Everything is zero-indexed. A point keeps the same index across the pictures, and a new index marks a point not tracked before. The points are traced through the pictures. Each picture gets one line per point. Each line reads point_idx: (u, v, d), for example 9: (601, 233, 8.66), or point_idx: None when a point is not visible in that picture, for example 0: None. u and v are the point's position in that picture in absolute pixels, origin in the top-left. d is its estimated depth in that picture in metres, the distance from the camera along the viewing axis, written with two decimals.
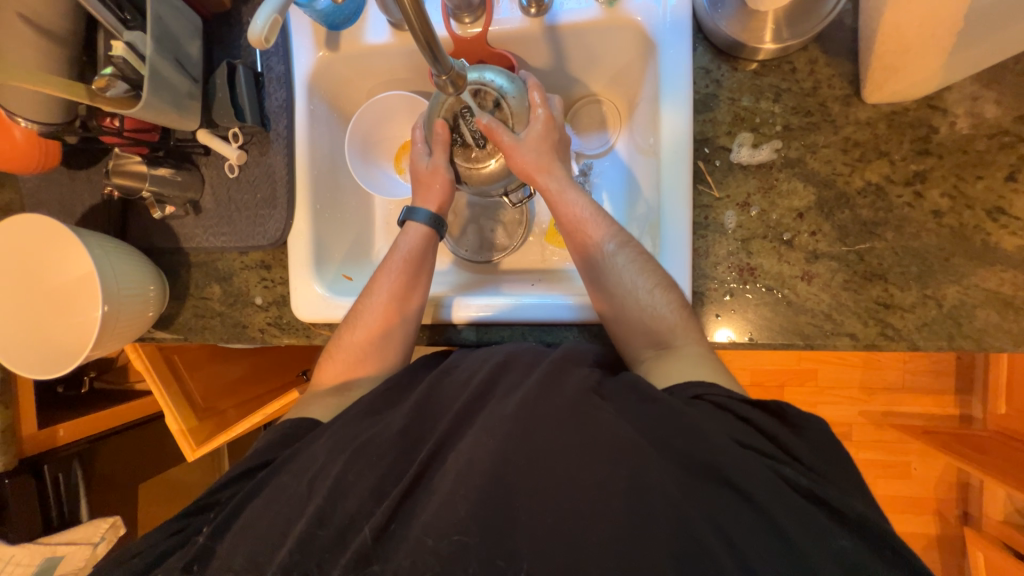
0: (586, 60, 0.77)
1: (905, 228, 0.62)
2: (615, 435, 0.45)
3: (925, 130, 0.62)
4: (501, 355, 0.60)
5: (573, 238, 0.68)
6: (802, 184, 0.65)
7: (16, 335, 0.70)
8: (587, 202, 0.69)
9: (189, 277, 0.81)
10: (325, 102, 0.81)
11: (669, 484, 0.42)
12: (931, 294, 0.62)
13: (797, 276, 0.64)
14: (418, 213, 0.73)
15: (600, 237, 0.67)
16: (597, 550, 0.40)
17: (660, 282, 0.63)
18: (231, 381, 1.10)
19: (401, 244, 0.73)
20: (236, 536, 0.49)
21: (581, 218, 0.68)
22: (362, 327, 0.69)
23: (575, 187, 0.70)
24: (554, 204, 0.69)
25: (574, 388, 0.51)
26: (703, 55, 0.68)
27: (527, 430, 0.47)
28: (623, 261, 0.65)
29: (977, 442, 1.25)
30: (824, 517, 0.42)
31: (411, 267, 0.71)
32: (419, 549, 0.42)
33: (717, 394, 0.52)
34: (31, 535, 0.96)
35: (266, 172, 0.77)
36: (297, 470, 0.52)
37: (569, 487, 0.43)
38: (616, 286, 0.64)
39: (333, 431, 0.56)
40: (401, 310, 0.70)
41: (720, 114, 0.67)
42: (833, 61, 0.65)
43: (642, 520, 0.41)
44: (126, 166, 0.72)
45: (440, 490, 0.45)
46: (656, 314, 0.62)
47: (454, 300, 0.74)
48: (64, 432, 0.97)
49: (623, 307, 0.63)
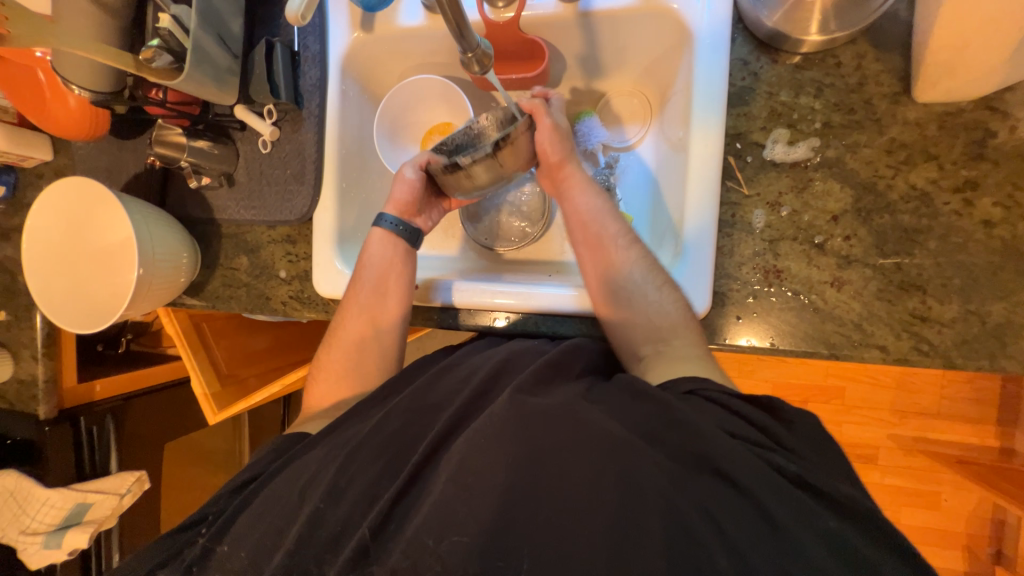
0: (619, 48, 0.75)
1: (950, 237, 0.58)
2: (609, 434, 0.45)
3: (981, 133, 0.58)
4: (498, 358, 0.60)
5: (578, 233, 0.69)
6: (839, 185, 0.61)
7: (64, 293, 0.75)
8: (602, 198, 0.70)
9: (220, 248, 0.84)
10: (358, 83, 0.82)
11: (668, 490, 0.41)
12: (974, 309, 0.58)
13: (826, 282, 0.61)
14: (385, 219, 0.75)
15: (612, 230, 0.68)
16: (597, 555, 0.39)
17: (664, 281, 0.64)
18: (254, 351, 1.14)
19: (369, 259, 0.73)
20: (241, 532, 0.51)
21: (594, 213, 0.69)
22: (337, 347, 0.72)
23: (593, 184, 0.71)
24: (570, 194, 0.70)
25: (561, 395, 0.50)
26: (742, 46, 0.66)
27: (524, 426, 0.46)
28: (631, 257, 0.66)
29: (1017, 476, 1.17)
30: (852, 536, 0.40)
31: (377, 286, 0.72)
32: (418, 549, 0.42)
33: (709, 390, 0.51)
34: (65, 480, 1.02)
35: (297, 150, 0.79)
36: (291, 475, 0.54)
37: (567, 483, 0.43)
38: (624, 279, 0.65)
39: (329, 440, 0.57)
40: (371, 328, 0.72)
41: (756, 108, 0.65)
42: (883, 56, 0.61)
43: (645, 527, 0.40)
44: (167, 137, 0.74)
45: (437, 487, 0.46)
46: (661, 312, 0.62)
47: (454, 285, 0.75)
48: (100, 387, 1.04)
49: (628, 302, 0.64)
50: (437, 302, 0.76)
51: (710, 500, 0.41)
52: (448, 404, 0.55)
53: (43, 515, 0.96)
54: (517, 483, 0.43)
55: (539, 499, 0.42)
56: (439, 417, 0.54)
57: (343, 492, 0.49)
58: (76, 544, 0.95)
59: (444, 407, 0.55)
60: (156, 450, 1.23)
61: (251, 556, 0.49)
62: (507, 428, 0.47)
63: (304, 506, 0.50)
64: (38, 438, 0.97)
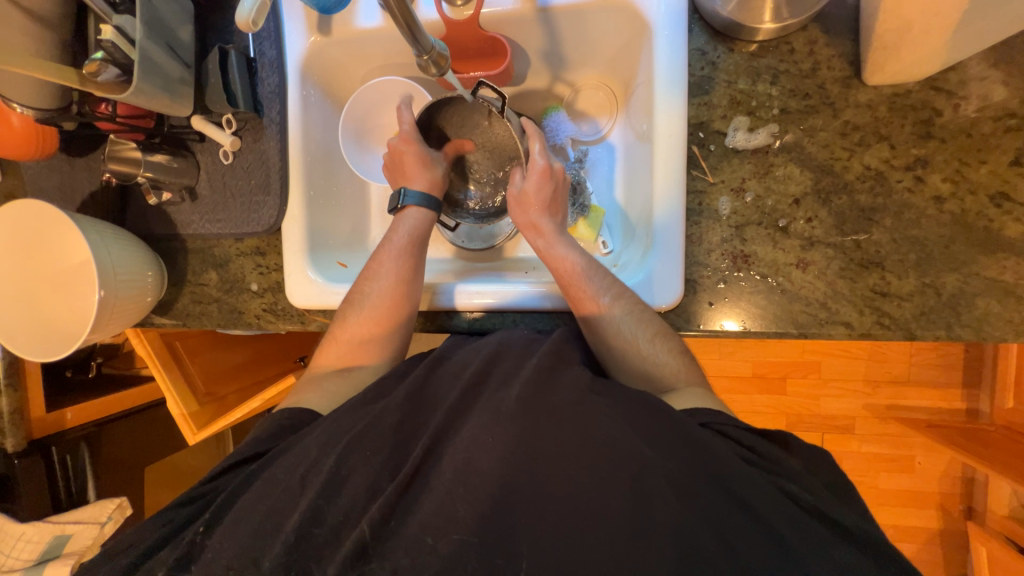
0: (580, 41, 0.76)
1: (905, 214, 0.61)
2: (595, 430, 0.46)
3: (928, 113, 0.60)
4: (492, 346, 0.62)
5: (566, 291, 0.65)
6: (798, 169, 0.63)
7: (20, 321, 0.71)
8: (579, 254, 0.67)
9: (187, 263, 0.82)
10: (319, 89, 0.80)
11: (666, 484, 0.43)
12: (930, 282, 0.60)
13: (792, 264, 0.63)
14: (408, 196, 0.74)
15: (594, 291, 0.64)
16: (598, 547, 0.41)
17: (660, 331, 0.62)
18: (231, 367, 1.11)
19: (402, 226, 0.74)
20: (222, 538, 0.50)
21: (574, 271, 0.66)
22: (367, 309, 0.69)
23: (567, 241, 0.69)
24: (545, 260, 0.68)
25: (557, 391, 0.51)
26: (699, 36, 0.67)
27: (529, 424, 0.47)
28: (621, 313, 0.63)
29: (982, 435, 1.23)
30: (825, 528, 0.43)
31: (413, 249, 0.72)
32: (419, 547, 0.43)
33: (722, 424, 0.51)
34: (40, 514, 0.99)
35: (260, 159, 0.77)
36: (291, 463, 0.53)
37: (559, 479, 0.44)
38: (614, 339, 0.63)
39: (327, 424, 0.56)
40: (406, 294, 0.70)
41: (716, 97, 0.66)
42: (833, 41, 0.63)
43: (640, 520, 0.41)
44: (121, 152, 0.72)
45: (439, 484, 0.46)
46: (657, 362, 0.61)
47: (443, 288, 0.74)
48: (72, 415, 1.01)
49: (620, 347, 0.62)
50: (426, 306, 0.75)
51: (697, 490, 0.43)
52: (431, 404, 0.55)
53: (20, 550, 0.94)
54: (517, 474, 0.45)
55: (536, 497, 0.43)
56: (426, 420, 0.54)
57: (342, 485, 0.49)
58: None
59: (429, 409, 0.55)
60: (135, 475, 1.18)
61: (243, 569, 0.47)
62: (505, 424, 0.48)
63: (303, 495, 0.49)
64: (9, 471, 0.94)
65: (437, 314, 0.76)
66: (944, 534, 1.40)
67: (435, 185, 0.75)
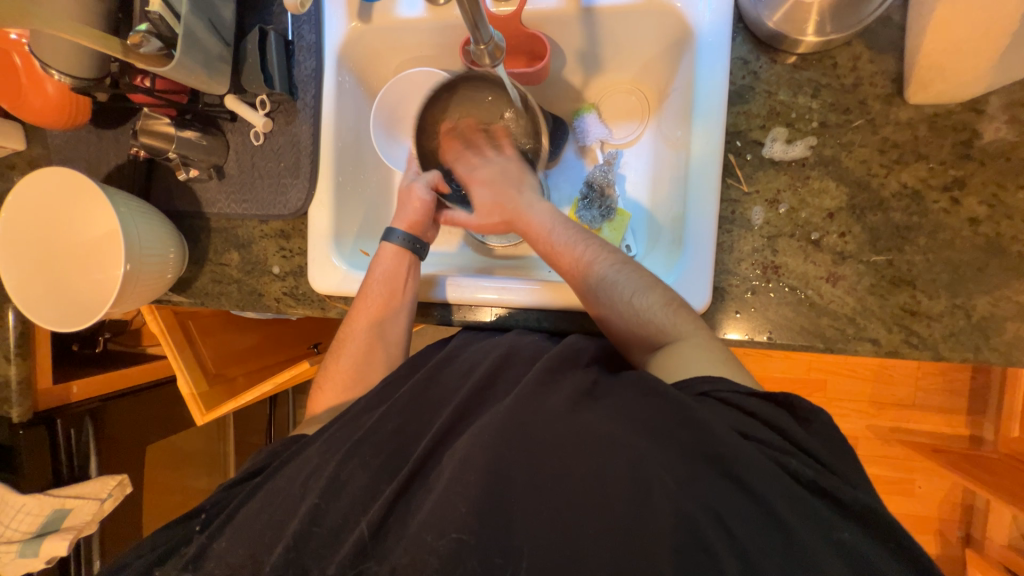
0: (619, 44, 0.76)
1: (939, 234, 0.61)
2: (598, 432, 0.45)
3: (968, 134, 0.60)
4: (503, 348, 0.61)
5: (550, 262, 0.68)
6: (834, 183, 0.63)
7: (41, 293, 0.70)
8: (555, 222, 0.70)
9: (209, 242, 0.81)
10: (354, 75, 0.80)
11: (667, 477, 0.42)
12: (960, 303, 0.60)
13: (822, 277, 0.63)
14: (395, 233, 0.74)
15: (577, 253, 0.66)
16: (596, 544, 0.40)
17: (648, 281, 0.62)
18: (241, 350, 1.11)
19: (377, 269, 0.72)
20: (229, 539, 0.50)
21: (549, 241, 0.69)
22: (347, 355, 0.72)
23: (544, 209, 0.72)
24: (526, 235, 0.71)
25: (569, 389, 0.51)
26: (742, 45, 0.67)
27: (536, 421, 0.47)
28: (606, 268, 0.64)
29: (986, 463, 1.22)
30: (851, 527, 0.42)
31: (388, 295, 0.71)
32: (418, 545, 0.43)
33: (721, 390, 0.49)
34: (41, 487, 0.97)
35: (291, 142, 0.77)
36: (293, 470, 0.53)
37: (571, 483, 0.43)
38: (606, 295, 0.62)
39: (327, 434, 0.56)
40: (382, 335, 0.72)
41: (755, 107, 0.66)
42: (877, 58, 0.63)
43: (643, 516, 0.41)
44: (154, 126, 0.71)
45: (437, 486, 0.46)
46: (652, 319, 0.60)
47: (448, 280, 0.73)
48: (77, 390, 0.99)
49: (609, 302, 0.62)
50: (437, 299, 0.74)
51: (706, 486, 0.42)
52: (448, 402, 0.55)
53: (19, 522, 0.91)
54: (529, 473, 0.44)
55: (539, 494, 0.43)
56: (445, 411, 0.54)
57: (344, 485, 0.49)
58: (54, 551, 0.90)
59: (448, 405, 0.54)
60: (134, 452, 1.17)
61: (249, 555, 0.48)
62: (524, 421, 0.47)
63: (304, 500, 0.49)
64: (12, 441, 0.92)
65: (456, 309, 0.75)
66: (942, 560, 1.39)
67: (415, 226, 0.76)
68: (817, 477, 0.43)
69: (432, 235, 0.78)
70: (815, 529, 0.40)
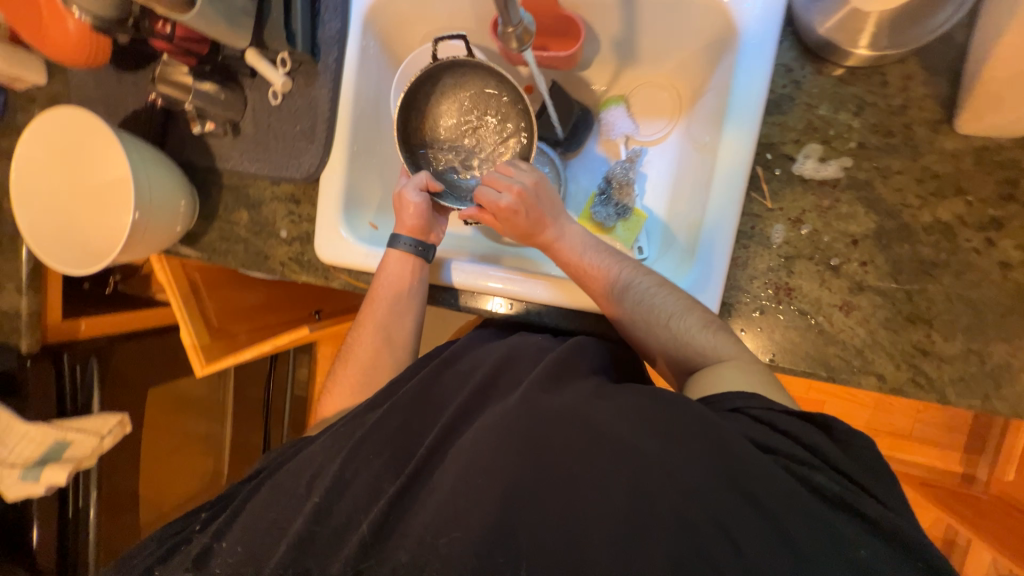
0: (657, 35, 0.73)
1: (966, 275, 0.58)
2: (608, 433, 0.45)
3: (1015, 172, 0.57)
4: (502, 350, 0.61)
5: (583, 284, 0.65)
6: (864, 210, 0.60)
7: (53, 231, 0.71)
8: (589, 242, 0.67)
9: (220, 198, 0.81)
10: (379, 41, 0.77)
11: (669, 488, 0.41)
12: (976, 348, 0.58)
13: (835, 305, 0.61)
14: (400, 239, 0.71)
15: (611, 274, 0.64)
16: (597, 549, 0.41)
17: (685, 303, 0.60)
18: (247, 307, 1.12)
19: (385, 275, 0.71)
20: (235, 538, 0.51)
21: (584, 262, 0.66)
22: (355, 362, 0.71)
23: (576, 226, 0.69)
24: (557, 252, 0.68)
25: (577, 392, 0.50)
26: (787, 51, 0.64)
27: (537, 428, 0.46)
28: (641, 289, 0.62)
29: (975, 502, 1.23)
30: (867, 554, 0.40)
31: (396, 300, 0.71)
32: (419, 547, 0.43)
33: (757, 407, 0.49)
34: (46, 417, 1.00)
35: (309, 105, 0.75)
36: (296, 468, 0.54)
37: (577, 490, 0.43)
38: (643, 318, 0.61)
39: (332, 431, 0.57)
40: (390, 340, 0.72)
41: (792, 119, 0.63)
42: (931, 79, 0.59)
43: (641, 528, 0.41)
44: (172, 76, 0.70)
45: (444, 485, 0.46)
46: (689, 341, 0.59)
47: (454, 263, 0.73)
48: (85, 327, 1.00)
49: (646, 325, 0.61)
50: (442, 283, 0.74)
51: (719, 503, 0.41)
52: (442, 408, 0.55)
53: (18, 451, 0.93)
54: (534, 480, 0.44)
55: (542, 502, 0.43)
56: (445, 412, 0.54)
57: (349, 484, 0.49)
58: (55, 480, 0.93)
59: (440, 410, 0.55)
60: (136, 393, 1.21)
61: (248, 555, 0.49)
62: (522, 427, 0.47)
63: (308, 500, 0.50)
64: (18, 372, 0.95)
65: (459, 294, 0.74)
66: None
67: (418, 230, 0.72)
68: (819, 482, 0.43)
69: (438, 235, 0.75)
70: (824, 536, 0.40)
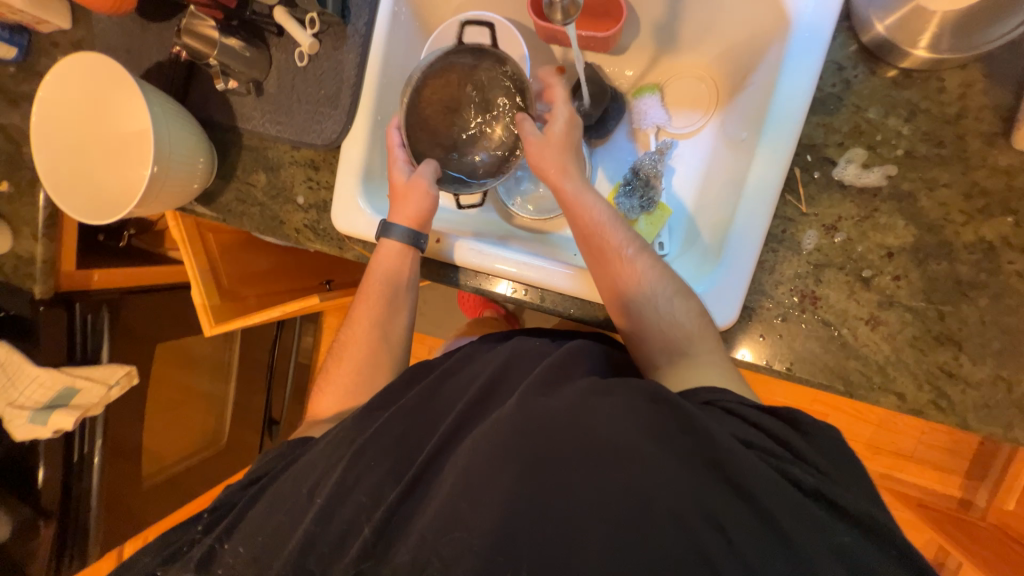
0: (702, 22, 0.70)
1: (1004, 298, 0.56)
2: (604, 434, 0.43)
3: None
4: (502, 356, 0.59)
5: (588, 243, 0.62)
6: (904, 222, 0.58)
7: (70, 181, 0.71)
8: (605, 207, 0.63)
9: (238, 158, 0.79)
10: (411, 7, 0.75)
11: (669, 495, 0.40)
12: (1006, 375, 0.56)
13: (861, 318, 0.59)
14: (394, 229, 0.69)
15: (619, 241, 0.61)
16: (596, 557, 0.39)
17: (682, 289, 0.60)
18: (258, 271, 1.12)
19: (379, 266, 0.70)
20: (235, 543, 0.51)
21: (598, 222, 0.62)
22: (349, 356, 0.69)
23: (594, 192, 0.65)
24: (571, 206, 0.63)
25: (571, 392, 0.47)
26: (841, 48, 0.60)
27: (535, 433, 0.44)
28: (644, 264, 0.60)
29: (970, 528, 1.21)
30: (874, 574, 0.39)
31: (389, 292, 0.70)
32: (420, 552, 0.43)
33: (728, 402, 0.48)
34: (55, 363, 0.99)
35: (335, 69, 0.73)
36: (295, 478, 0.53)
37: (575, 494, 0.41)
38: (639, 291, 0.59)
39: (332, 434, 0.56)
40: (385, 335, 0.71)
41: (838, 121, 0.60)
42: (991, 89, 0.56)
43: (642, 536, 0.39)
44: (198, 28, 0.68)
45: (439, 494, 0.45)
46: (674, 323, 0.58)
47: (459, 241, 0.72)
48: (98, 278, 1.02)
49: (639, 299, 0.59)
50: (446, 259, 0.73)
51: (716, 511, 0.40)
52: (449, 411, 0.54)
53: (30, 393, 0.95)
54: (533, 482, 0.42)
55: (541, 508, 0.41)
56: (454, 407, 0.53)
57: (351, 490, 0.48)
58: (63, 425, 0.94)
59: (449, 409, 0.54)
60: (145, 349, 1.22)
61: (249, 557, 0.50)
62: (520, 442, 0.44)
63: (312, 506, 0.49)
64: (32, 318, 0.95)
65: (472, 275, 0.73)
66: None
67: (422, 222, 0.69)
68: (812, 486, 0.41)
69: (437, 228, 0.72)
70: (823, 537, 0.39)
